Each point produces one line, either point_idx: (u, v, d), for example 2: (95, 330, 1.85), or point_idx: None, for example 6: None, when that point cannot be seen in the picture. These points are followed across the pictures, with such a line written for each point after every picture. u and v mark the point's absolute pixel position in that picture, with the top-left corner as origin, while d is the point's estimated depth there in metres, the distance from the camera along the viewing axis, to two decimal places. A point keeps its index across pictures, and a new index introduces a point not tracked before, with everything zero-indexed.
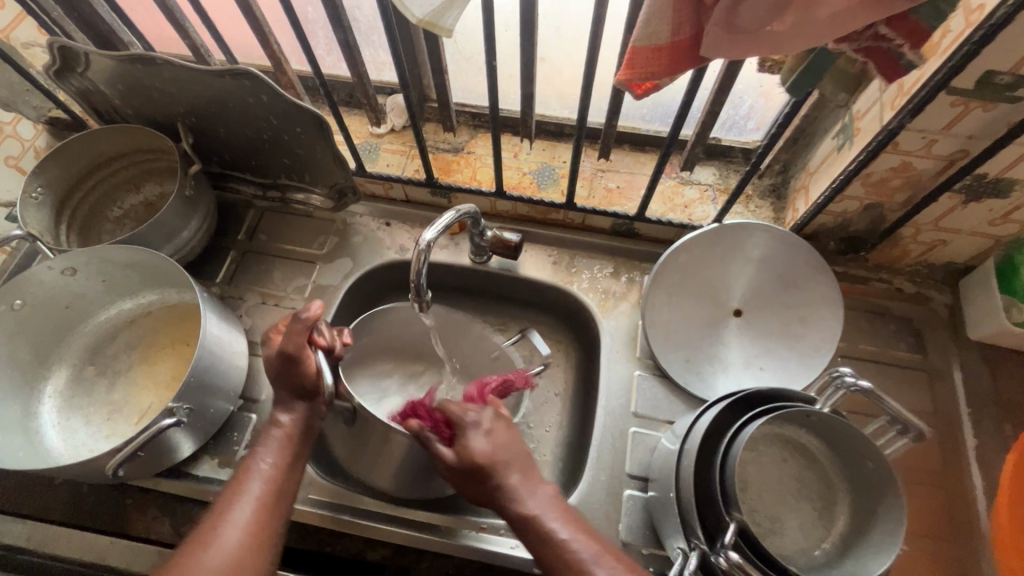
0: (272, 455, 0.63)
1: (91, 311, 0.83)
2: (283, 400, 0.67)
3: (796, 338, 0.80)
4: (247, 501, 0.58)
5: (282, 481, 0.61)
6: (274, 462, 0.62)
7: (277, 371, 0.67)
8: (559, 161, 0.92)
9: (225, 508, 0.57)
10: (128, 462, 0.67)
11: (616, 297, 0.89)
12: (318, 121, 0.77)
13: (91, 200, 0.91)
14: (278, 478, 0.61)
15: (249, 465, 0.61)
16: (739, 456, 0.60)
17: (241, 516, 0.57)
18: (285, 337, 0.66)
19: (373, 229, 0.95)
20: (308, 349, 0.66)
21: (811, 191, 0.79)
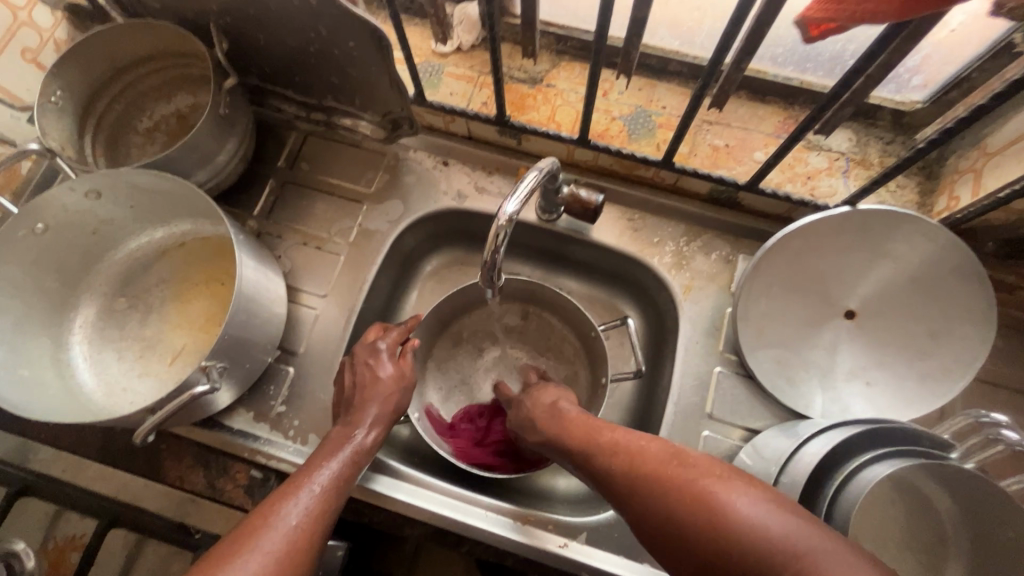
0: (338, 460, 0.58)
1: (120, 237, 0.75)
2: (364, 419, 0.62)
3: (921, 355, 0.67)
4: (307, 494, 0.53)
5: (339, 488, 0.55)
6: (331, 473, 0.56)
7: (360, 388, 0.65)
8: (657, 106, 0.76)
9: (275, 501, 0.52)
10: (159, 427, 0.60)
11: (703, 278, 0.76)
12: (376, 35, 0.62)
13: (118, 109, 0.81)
14: (339, 483, 0.56)
15: (314, 463, 0.57)
16: (851, 503, 0.51)
17: (293, 512, 0.51)
18: (374, 358, 0.67)
19: (428, 168, 0.83)
20: (389, 364, 0.67)
21: (984, 180, 0.62)
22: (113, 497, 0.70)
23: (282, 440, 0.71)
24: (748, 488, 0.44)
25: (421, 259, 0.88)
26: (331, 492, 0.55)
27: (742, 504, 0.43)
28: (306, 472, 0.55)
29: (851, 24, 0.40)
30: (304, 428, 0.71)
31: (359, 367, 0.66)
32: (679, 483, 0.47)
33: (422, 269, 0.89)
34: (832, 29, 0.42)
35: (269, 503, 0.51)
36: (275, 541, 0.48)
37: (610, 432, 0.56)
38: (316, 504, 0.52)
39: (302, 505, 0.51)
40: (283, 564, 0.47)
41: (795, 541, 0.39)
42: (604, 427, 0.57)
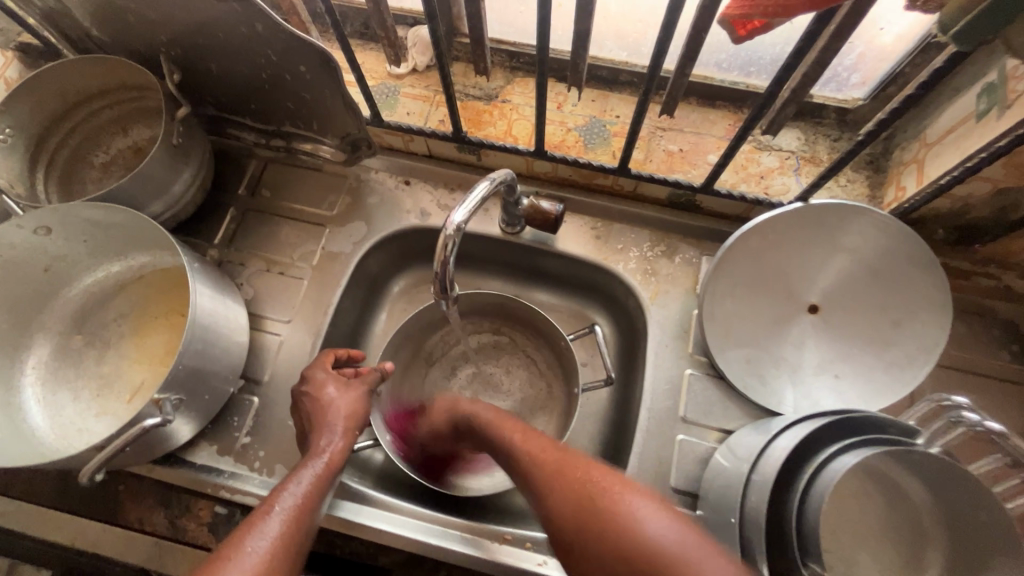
0: (304, 480, 0.56)
1: (75, 274, 0.73)
2: (329, 432, 0.61)
3: (885, 345, 0.67)
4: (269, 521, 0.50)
5: (306, 514, 0.53)
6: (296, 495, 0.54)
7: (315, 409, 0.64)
8: (611, 116, 0.77)
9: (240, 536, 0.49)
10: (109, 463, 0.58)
11: (668, 280, 0.77)
12: (324, 59, 0.63)
13: (73, 144, 0.80)
14: (308, 510, 0.53)
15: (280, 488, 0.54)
16: (822, 498, 0.50)
17: (257, 545, 0.48)
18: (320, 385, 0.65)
19: (389, 189, 0.83)
20: (334, 388, 0.65)
21: (926, 168, 0.64)
22: (70, 545, 0.66)
23: (247, 473, 0.68)
24: (648, 501, 0.44)
25: (389, 280, 0.87)
26: (298, 518, 0.52)
27: (650, 518, 0.43)
28: (270, 500, 0.53)
29: (779, 20, 0.41)
30: (270, 459, 0.69)
31: (312, 391, 0.65)
32: (598, 495, 0.46)
33: (390, 290, 0.88)
34: (759, 27, 0.43)
35: (232, 543, 0.48)
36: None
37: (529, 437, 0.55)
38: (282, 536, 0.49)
39: (266, 537, 0.49)
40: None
41: (684, 559, 0.40)
42: (526, 433, 0.56)
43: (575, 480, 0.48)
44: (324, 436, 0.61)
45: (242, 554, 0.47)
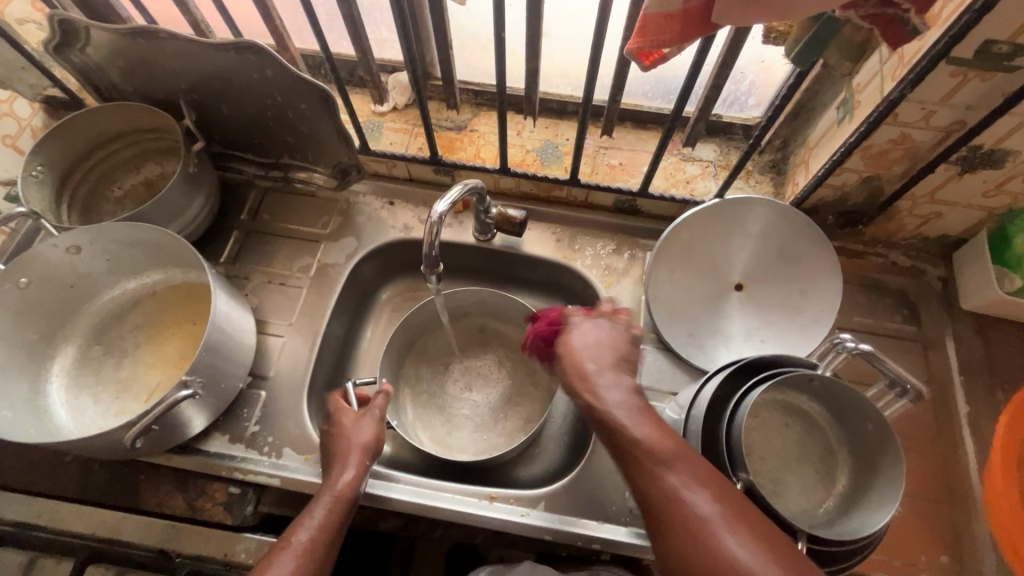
0: (323, 506, 0.61)
1: (96, 290, 0.82)
2: (342, 460, 0.66)
3: (797, 310, 0.82)
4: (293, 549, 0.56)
5: (320, 547, 0.57)
6: (318, 519, 0.60)
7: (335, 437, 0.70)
8: (562, 139, 0.93)
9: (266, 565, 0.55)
10: (143, 435, 0.66)
11: (619, 273, 0.90)
12: (323, 96, 0.76)
13: (92, 181, 0.91)
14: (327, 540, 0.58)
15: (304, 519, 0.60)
16: (745, 421, 0.62)
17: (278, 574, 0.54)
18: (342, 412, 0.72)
19: (376, 209, 0.96)
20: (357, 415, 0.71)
21: (811, 165, 0.81)
22: (90, 531, 0.72)
23: (258, 456, 0.76)
24: (746, 526, 0.45)
25: (378, 289, 0.98)
26: (311, 550, 0.57)
27: (738, 539, 0.44)
28: (292, 530, 0.58)
29: (675, 53, 0.55)
30: (278, 443, 0.77)
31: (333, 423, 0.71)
32: (681, 504, 0.47)
33: (379, 299, 0.99)
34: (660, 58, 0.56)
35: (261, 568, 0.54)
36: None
37: (649, 421, 0.54)
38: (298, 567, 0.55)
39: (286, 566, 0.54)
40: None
41: None
42: (649, 414, 0.54)
43: (664, 485, 0.49)
44: (346, 461, 0.66)
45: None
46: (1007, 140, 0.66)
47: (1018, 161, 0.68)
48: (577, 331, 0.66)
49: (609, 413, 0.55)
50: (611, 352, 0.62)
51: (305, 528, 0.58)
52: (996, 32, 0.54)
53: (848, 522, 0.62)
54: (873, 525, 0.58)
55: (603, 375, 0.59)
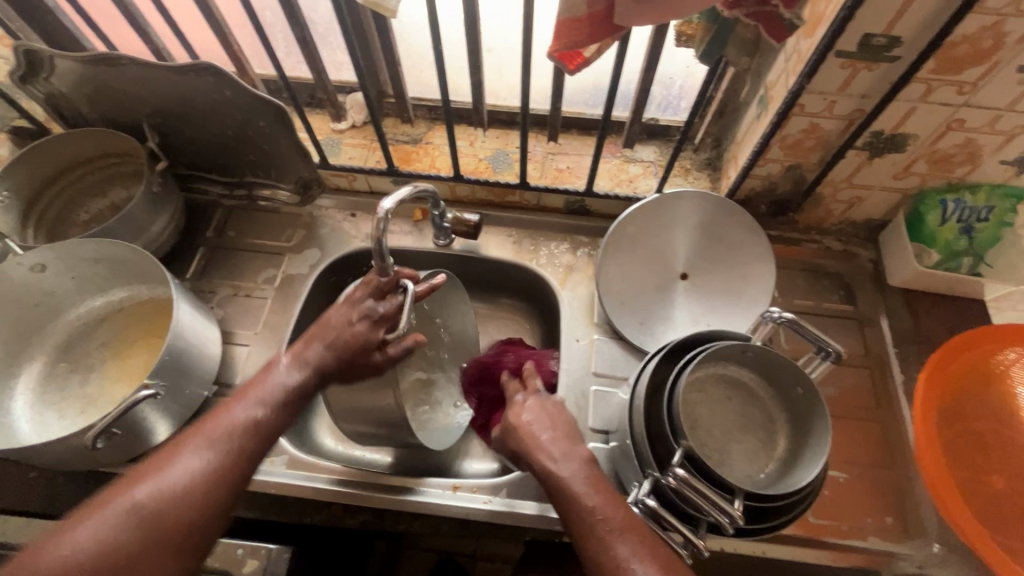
0: (256, 400, 0.61)
1: (62, 308, 0.85)
2: (308, 364, 0.65)
3: (738, 294, 0.88)
4: (212, 440, 0.57)
5: (241, 444, 0.58)
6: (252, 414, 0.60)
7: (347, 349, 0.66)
8: (512, 147, 0.98)
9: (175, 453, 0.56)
10: (106, 438, 0.67)
11: (572, 270, 0.95)
12: (280, 112, 0.81)
13: (59, 206, 0.94)
14: (255, 432, 0.59)
15: (229, 407, 0.61)
16: (684, 391, 0.65)
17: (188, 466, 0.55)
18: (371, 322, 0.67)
19: (338, 221, 1.00)
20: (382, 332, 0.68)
21: (739, 158, 0.87)
22: None
23: None
24: None
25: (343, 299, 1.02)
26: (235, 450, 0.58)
27: None
28: (218, 417, 0.59)
29: (594, 54, 0.61)
30: None
31: (343, 325, 0.67)
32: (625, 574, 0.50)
33: None
34: (583, 61, 0.61)
35: (166, 456, 0.56)
36: (177, 486, 0.53)
37: (599, 490, 0.57)
38: (214, 462, 0.56)
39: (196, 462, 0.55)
40: (166, 529, 0.51)
41: None
42: (596, 483, 0.58)
43: (612, 554, 0.52)
44: (292, 359, 0.65)
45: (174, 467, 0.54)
46: (903, 124, 0.73)
47: (917, 143, 0.75)
48: (523, 407, 0.67)
49: (561, 479, 0.58)
50: (557, 421, 0.65)
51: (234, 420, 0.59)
52: (871, 26, 0.61)
53: (787, 482, 0.66)
54: (806, 480, 0.62)
55: (557, 443, 0.62)
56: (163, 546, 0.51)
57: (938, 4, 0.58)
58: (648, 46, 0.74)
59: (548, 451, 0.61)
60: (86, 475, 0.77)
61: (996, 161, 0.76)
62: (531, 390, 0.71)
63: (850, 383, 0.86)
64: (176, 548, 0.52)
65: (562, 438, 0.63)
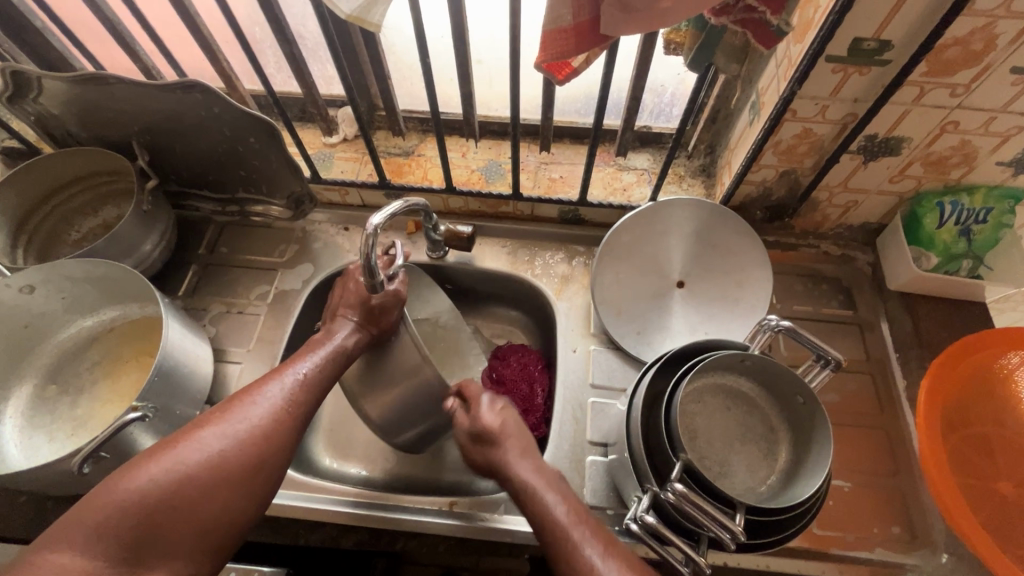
0: (317, 358, 0.68)
1: (52, 329, 0.84)
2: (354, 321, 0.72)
3: (735, 301, 0.87)
4: (282, 386, 0.63)
5: (304, 394, 0.64)
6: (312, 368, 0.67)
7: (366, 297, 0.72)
8: (504, 157, 0.98)
9: (249, 393, 0.62)
10: (94, 462, 0.66)
11: (568, 280, 0.94)
12: (269, 128, 0.81)
13: (50, 225, 0.93)
14: (315, 386, 0.66)
15: (293, 364, 0.67)
16: (681, 403, 0.64)
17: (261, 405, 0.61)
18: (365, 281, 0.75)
19: (332, 235, 0.99)
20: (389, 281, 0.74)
21: (733, 165, 0.87)
22: None
23: None
24: None
25: None
26: (298, 397, 0.64)
27: None
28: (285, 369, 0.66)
29: (582, 64, 0.60)
30: None
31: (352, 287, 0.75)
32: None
33: None
34: (571, 70, 0.61)
35: (241, 395, 0.62)
36: (250, 425, 0.59)
37: (568, 500, 0.60)
38: (280, 406, 0.61)
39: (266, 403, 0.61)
40: (247, 462, 0.57)
41: None
42: (564, 495, 0.61)
43: (585, 565, 0.54)
44: (344, 323, 0.72)
45: (250, 406, 0.60)
46: (897, 127, 0.72)
47: (912, 146, 0.75)
48: (485, 410, 0.70)
49: (529, 490, 0.61)
50: (514, 424, 0.69)
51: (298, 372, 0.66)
52: (861, 30, 0.61)
53: (790, 495, 0.64)
54: (808, 492, 0.60)
55: (522, 454, 0.65)
56: (234, 479, 0.56)
57: (928, 6, 0.58)
58: (637, 54, 0.74)
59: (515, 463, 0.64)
60: (76, 499, 0.75)
61: (992, 162, 0.75)
62: (476, 392, 0.72)
63: (852, 390, 0.85)
64: (257, 480, 0.58)
65: (528, 452, 0.66)
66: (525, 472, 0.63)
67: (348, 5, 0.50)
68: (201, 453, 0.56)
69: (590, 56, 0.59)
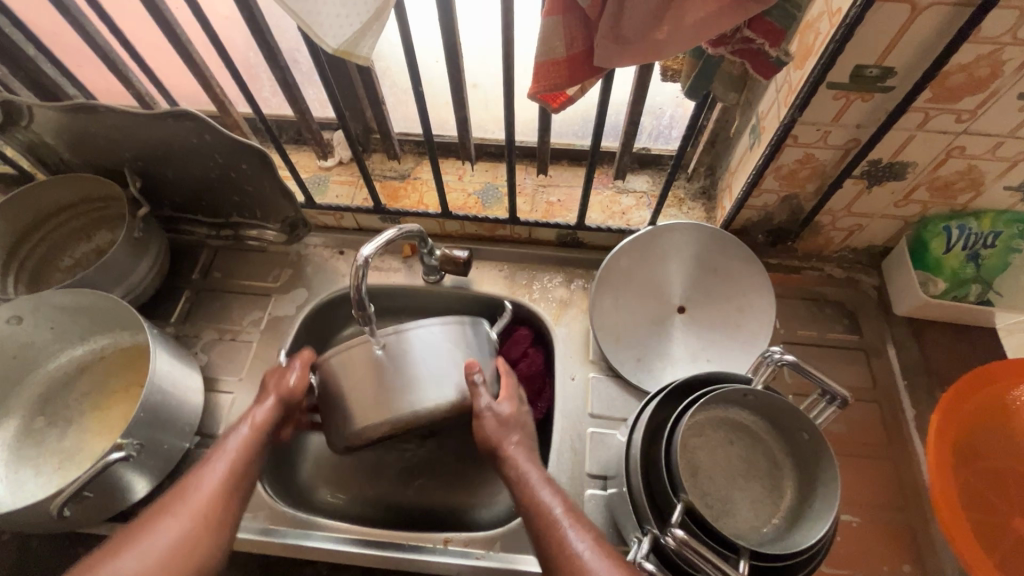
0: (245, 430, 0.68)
1: (41, 360, 0.82)
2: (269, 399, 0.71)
3: (737, 328, 0.85)
4: (217, 464, 0.64)
5: (244, 466, 0.65)
6: (242, 444, 0.66)
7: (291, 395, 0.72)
8: (501, 180, 0.97)
9: (189, 478, 0.63)
10: (75, 502, 0.64)
11: (567, 304, 0.93)
12: (261, 155, 0.80)
13: (43, 251, 0.92)
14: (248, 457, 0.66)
15: (213, 452, 0.66)
16: (682, 440, 0.62)
17: (202, 487, 0.61)
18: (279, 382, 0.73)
19: (326, 259, 0.98)
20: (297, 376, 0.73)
21: (733, 189, 0.85)
22: None
23: None
24: None
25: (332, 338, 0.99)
26: (235, 471, 0.64)
27: None
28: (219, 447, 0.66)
29: (577, 94, 0.59)
30: None
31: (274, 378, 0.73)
32: (579, 560, 0.56)
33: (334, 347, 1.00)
34: (565, 99, 0.59)
35: (183, 484, 0.62)
36: (187, 513, 0.59)
37: (554, 487, 0.64)
38: (221, 484, 0.62)
39: (205, 487, 0.62)
40: (186, 549, 0.57)
41: None
42: (550, 483, 0.64)
43: (569, 551, 0.56)
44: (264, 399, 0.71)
45: (190, 492, 0.61)
46: (901, 153, 0.70)
47: (916, 171, 0.73)
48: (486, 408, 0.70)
49: (524, 474, 0.65)
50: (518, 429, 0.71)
51: (230, 448, 0.66)
52: (862, 58, 0.59)
53: (796, 537, 0.62)
54: (815, 536, 0.58)
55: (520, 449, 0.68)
56: (180, 563, 0.56)
57: (931, 33, 0.56)
58: (635, 80, 0.73)
59: (507, 444, 0.68)
60: (62, 537, 0.74)
61: (1000, 187, 0.73)
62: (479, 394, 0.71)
63: (859, 420, 0.82)
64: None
65: (524, 444, 0.70)
66: (516, 462, 0.67)
67: (336, 39, 0.49)
68: (143, 547, 0.56)
69: (585, 86, 0.57)
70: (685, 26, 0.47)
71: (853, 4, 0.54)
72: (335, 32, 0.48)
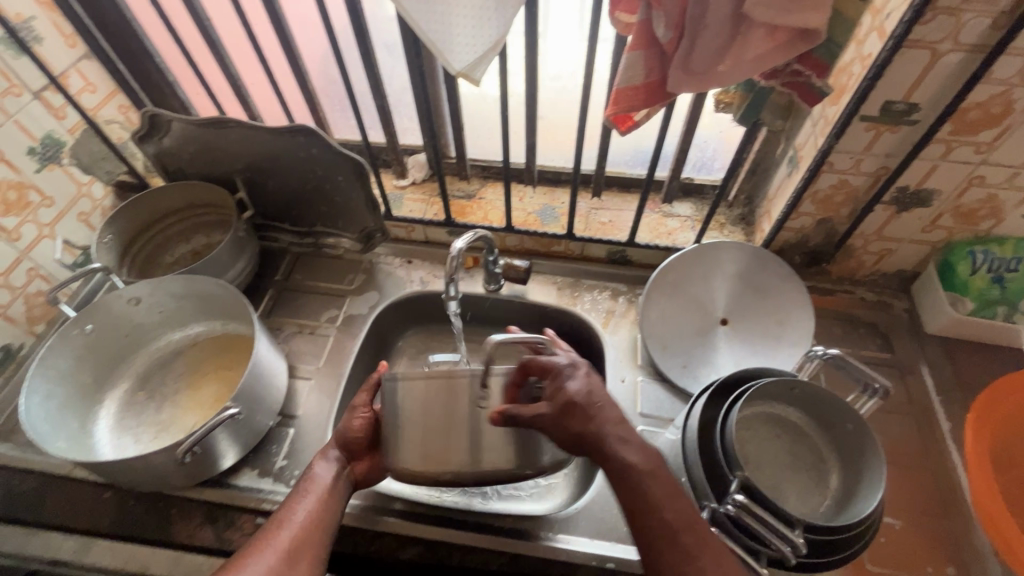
0: (310, 496, 0.67)
1: (145, 340, 0.92)
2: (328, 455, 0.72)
3: (779, 339, 0.92)
4: (285, 529, 0.62)
5: (312, 529, 0.64)
6: (308, 509, 0.65)
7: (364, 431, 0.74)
8: (558, 203, 1.07)
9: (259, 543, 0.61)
10: (191, 452, 0.72)
11: (616, 316, 1.00)
12: (359, 169, 0.92)
13: (148, 250, 1.03)
14: (315, 522, 0.64)
15: (281, 516, 0.64)
16: (736, 425, 0.68)
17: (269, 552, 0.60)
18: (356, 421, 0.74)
19: (395, 267, 1.08)
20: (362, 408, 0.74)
21: (772, 213, 0.94)
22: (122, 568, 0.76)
23: (285, 489, 0.81)
24: None
25: (394, 341, 1.07)
26: (305, 531, 0.63)
27: None
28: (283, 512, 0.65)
29: (644, 118, 0.70)
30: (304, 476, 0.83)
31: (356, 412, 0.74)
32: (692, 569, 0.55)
33: (397, 348, 1.08)
34: (632, 123, 0.70)
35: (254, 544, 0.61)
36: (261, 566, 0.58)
37: (663, 478, 0.60)
38: (290, 543, 0.61)
39: (271, 551, 0.60)
40: None
41: None
42: (654, 474, 0.60)
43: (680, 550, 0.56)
44: (327, 456, 0.72)
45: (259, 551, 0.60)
46: (927, 180, 0.79)
47: (941, 199, 0.81)
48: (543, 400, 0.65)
49: (629, 464, 0.60)
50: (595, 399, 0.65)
51: (298, 513, 0.65)
52: (891, 94, 0.70)
53: (844, 517, 0.67)
54: (863, 511, 0.63)
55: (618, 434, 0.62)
56: None
57: (950, 73, 0.66)
58: (690, 113, 0.84)
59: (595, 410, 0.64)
60: (156, 500, 0.80)
61: (1019, 215, 0.81)
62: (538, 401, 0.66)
63: (896, 429, 0.87)
64: None
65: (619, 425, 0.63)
66: (617, 457, 0.60)
67: (460, 63, 0.60)
68: None
69: (652, 111, 0.68)
70: (746, 59, 0.58)
71: (882, 49, 0.65)
72: (460, 57, 0.60)
